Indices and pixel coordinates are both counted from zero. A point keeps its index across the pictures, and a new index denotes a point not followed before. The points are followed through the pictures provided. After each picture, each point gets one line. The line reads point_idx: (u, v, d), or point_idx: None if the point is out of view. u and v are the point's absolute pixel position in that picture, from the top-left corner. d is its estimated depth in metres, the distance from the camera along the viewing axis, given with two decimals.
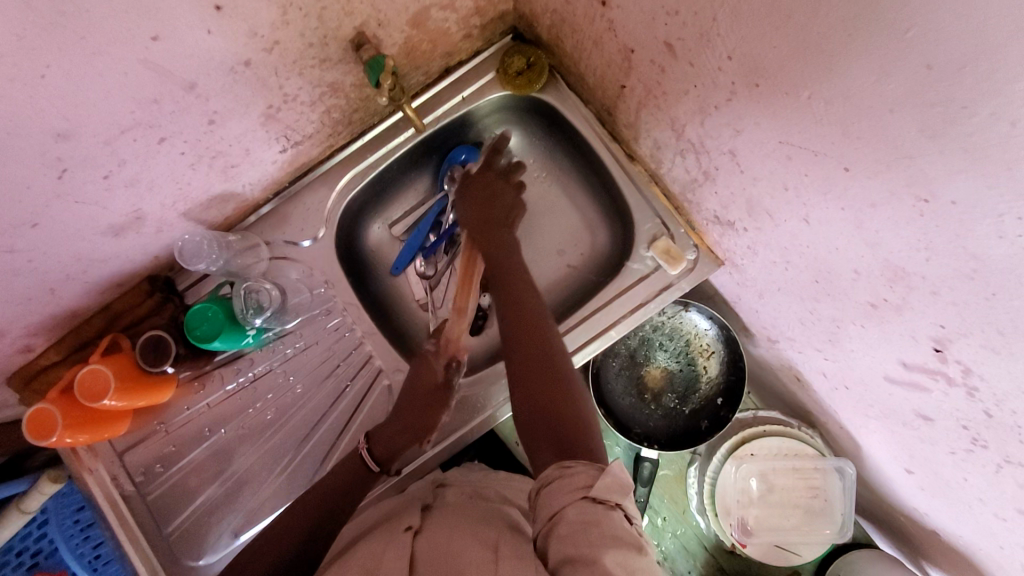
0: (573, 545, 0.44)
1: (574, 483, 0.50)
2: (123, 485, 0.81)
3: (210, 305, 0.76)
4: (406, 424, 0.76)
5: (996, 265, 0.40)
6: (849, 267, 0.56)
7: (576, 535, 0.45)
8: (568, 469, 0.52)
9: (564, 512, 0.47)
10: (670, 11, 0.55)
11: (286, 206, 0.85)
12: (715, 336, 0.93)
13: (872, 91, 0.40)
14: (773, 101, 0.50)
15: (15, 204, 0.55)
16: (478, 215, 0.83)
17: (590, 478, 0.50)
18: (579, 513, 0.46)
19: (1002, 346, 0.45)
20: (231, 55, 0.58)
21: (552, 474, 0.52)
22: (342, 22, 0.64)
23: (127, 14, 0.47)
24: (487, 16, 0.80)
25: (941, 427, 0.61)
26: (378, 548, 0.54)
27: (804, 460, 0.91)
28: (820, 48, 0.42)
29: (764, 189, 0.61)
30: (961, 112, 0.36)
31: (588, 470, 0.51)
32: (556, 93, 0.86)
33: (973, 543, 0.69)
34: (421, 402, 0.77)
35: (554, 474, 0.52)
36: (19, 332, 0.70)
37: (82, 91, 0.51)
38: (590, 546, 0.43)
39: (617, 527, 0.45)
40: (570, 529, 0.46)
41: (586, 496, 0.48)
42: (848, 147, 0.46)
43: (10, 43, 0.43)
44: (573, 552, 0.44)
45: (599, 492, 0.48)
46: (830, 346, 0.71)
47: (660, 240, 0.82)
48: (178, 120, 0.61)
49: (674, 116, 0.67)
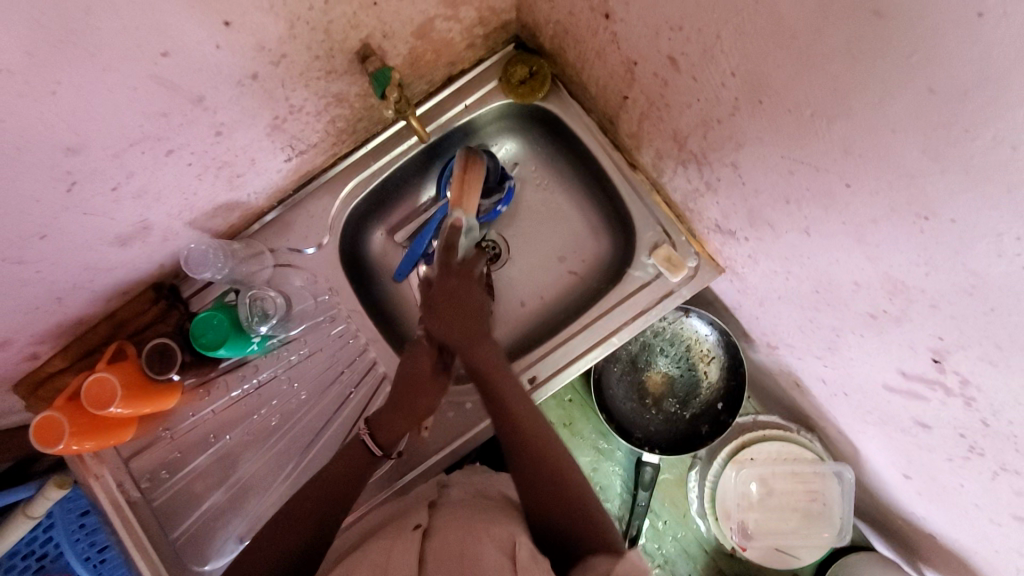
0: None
1: (597, 571, 0.53)
2: (129, 491, 0.82)
3: (215, 313, 0.77)
4: (407, 412, 0.76)
5: (994, 281, 0.41)
6: (849, 278, 0.57)
7: None
8: (591, 562, 0.55)
9: None
10: (674, 26, 0.55)
11: (291, 214, 0.86)
12: (716, 342, 0.94)
13: (875, 110, 0.41)
14: (775, 116, 0.51)
15: (26, 216, 0.56)
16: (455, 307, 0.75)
17: (610, 563, 0.54)
18: None
19: (999, 358, 0.46)
20: (238, 68, 0.59)
21: (578, 570, 0.56)
22: (348, 34, 0.65)
23: (139, 31, 0.48)
24: (490, 26, 0.80)
25: (940, 434, 0.62)
26: (389, 543, 0.56)
27: (802, 465, 0.92)
28: (822, 68, 0.43)
29: (765, 201, 0.62)
30: (961, 134, 0.36)
31: (609, 557, 0.55)
32: (558, 100, 0.86)
33: (970, 548, 0.70)
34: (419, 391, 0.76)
35: (580, 569, 0.55)
36: (26, 340, 0.71)
37: (92, 106, 0.51)
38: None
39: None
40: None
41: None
42: (849, 164, 0.47)
43: (23, 61, 0.43)
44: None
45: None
46: (830, 354, 0.72)
47: (662, 248, 0.82)
48: (186, 133, 0.62)
49: (677, 127, 0.68)
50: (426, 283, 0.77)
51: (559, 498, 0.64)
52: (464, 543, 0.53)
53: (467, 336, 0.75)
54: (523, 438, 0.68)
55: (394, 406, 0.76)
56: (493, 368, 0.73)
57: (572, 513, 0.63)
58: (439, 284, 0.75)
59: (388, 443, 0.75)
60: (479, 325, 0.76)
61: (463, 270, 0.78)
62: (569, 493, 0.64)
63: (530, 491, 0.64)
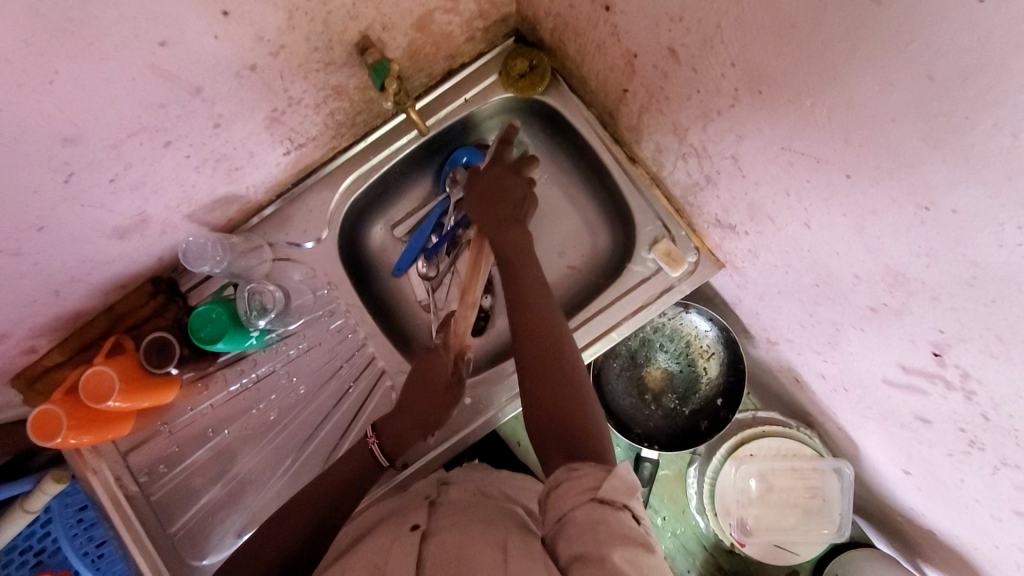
0: (580, 542, 0.47)
1: (582, 485, 0.51)
2: (127, 485, 0.82)
3: (213, 307, 0.77)
4: (417, 418, 0.77)
5: (995, 272, 0.41)
6: (850, 271, 0.57)
7: (585, 535, 0.47)
8: (576, 471, 0.53)
9: (572, 514, 0.49)
10: (674, 17, 0.55)
11: (290, 208, 0.86)
12: (716, 337, 0.93)
13: (875, 101, 0.41)
14: (776, 107, 0.51)
15: (22, 208, 0.56)
16: (490, 201, 0.79)
17: (596, 478, 0.52)
18: (584, 516, 0.48)
19: (1000, 351, 0.46)
20: (237, 60, 0.59)
21: (560, 475, 0.53)
22: (347, 26, 0.65)
23: (136, 21, 0.48)
24: (490, 19, 0.80)
25: (940, 429, 0.61)
26: (386, 546, 0.55)
27: (802, 461, 0.92)
28: (821, 57, 0.43)
29: (766, 194, 0.62)
30: (961, 123, 0.36)
31: (597, 470, 0.53)
32: (558, 94, 0.86)
33: (970, 543, 0.70)
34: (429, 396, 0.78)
35: (563, 475, 0.53)
36: (24, 333, 0.71)
37: (90, 97, 0.51)
38: (597, 543, 0.46)
39: (623, 525, 0.47)
40: (580, 527, 0.48)
41: (594, 496, 0.50)
42: (849, 155, 0.46)
43: (19, 49, 0.43)
44: (580, 548, 0.46)
45: (606, 494, 0.50)
46: (830, 348, 0.71)
47: (661, 243, 0.82)
48: (184, 124, 0.61)
49: (677, 120, 0.68)
50: (471, 172, 0.84)
51: (549, 407, 0.61)
52: (462, 543, 0.52)
53: (493, 224, 0.78)
54: (530, 333, 0.67)
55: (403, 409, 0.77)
56: (518, 255, 0.74)
57: (561, 420, 0.60)
58: (483, 173, 0.82)
59: (393, 447, 0.74)
60: (507, 216, 0.78)
61: (504, 171, 0.82)
62: (569, 403, 0.61)
63: (531, 386, 0.63)
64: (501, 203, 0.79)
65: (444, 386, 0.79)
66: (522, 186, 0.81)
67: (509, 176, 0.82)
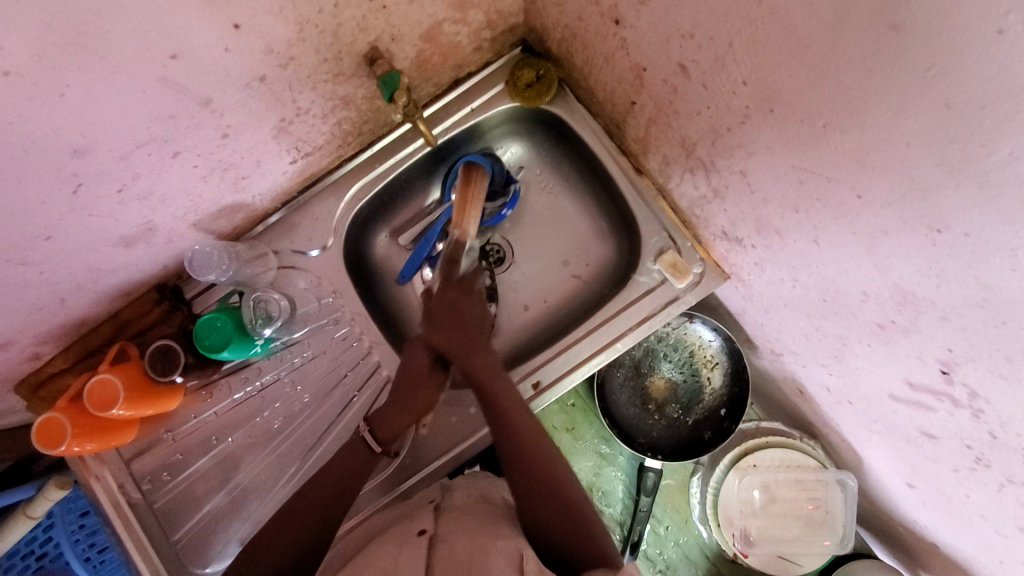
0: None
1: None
2: (130, 492, 0.82)
3: (219, 316, 0.76)
4: (402, 407, 0.77)
5: (1006, 296, 0.41)
6: (858, 288, 0.57)
7: None
8: (588, 573, 0.56)
9: None
10: (685, 33, 0.55)
11: (295, 216, 0.86)
12: (720, 347, 0.93)
13: (888, 123, 0.41)
14: (787, 126, 0.51)
15: (31, 218, 0.55)
16: (455, 328, 0.80)
17: (606, 573, 0.54)
18: None
19: (1009, 372, 0.46)
20: (246, 71, 0.58)
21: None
22: (356, 38, 0.65)
23: (148, 34, 0.48)
24: (498, 30, 0.80)
25: (946, 445, 0.61)
26: (395, 550, 0.56)
27: (805, 473, 0.92)
28: (835, 78, 0.43)
29: (774, 209, 0.62)
30: (977, 149, 0.36)
31: (603, 566, 0.56)
32: (564, 104, 0.86)
33: (973, 557, 0.70)
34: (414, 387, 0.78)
35: (574, 575, 0.56)
36: (28, 340, 0.71)
37: (100, 109, 0.51)
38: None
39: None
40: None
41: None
42: (861, 175, 0.46)
43: (31, 63, 0.43)
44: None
45: None
46: (836, 362, 0.71)
47: (667, 254, 0.82)
48: (193, 135, 0.61)
49: (685, 134, 0.68)
50: (427, 292, 0.84)
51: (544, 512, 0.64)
52: (472, 553, 0.53)
53: (465, 347, 0.79)
54: (512, 446, 0.70)
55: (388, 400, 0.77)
56: (483, 371, 0.76)
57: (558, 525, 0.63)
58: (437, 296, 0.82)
59: (385, 434, 0.75)
60: (471, 338, 0.80)
61: (457, 291, 0.83)
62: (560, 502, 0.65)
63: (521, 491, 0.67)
64: (461, 328, 0.81)
65: (427, 371, 0.79)
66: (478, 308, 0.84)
67: (464, 298, 0.83)
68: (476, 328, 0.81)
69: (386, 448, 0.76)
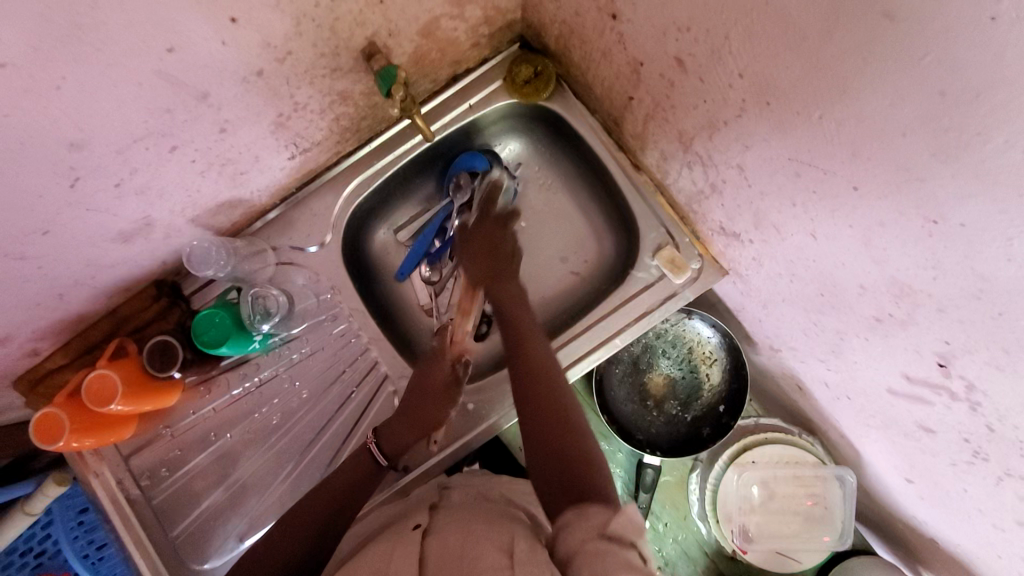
0: (586, 568, 0.46)
1: (591, 522, 0.51)
2: (129, 488, 0.81)
3: (216, 311, 0.77)
4: (413, 420, 0.77)
5: (1001, 286, 0.41)
6: (855, 282, 0.57)
7: (591, 564, 0.46)
8: (584, 511, 0.53)
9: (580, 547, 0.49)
10: (681, 27, 0.55)
11: (294, 212, 0.86)
12: (718, 343, 0.93)
13: (883, 114, 0.41)
14: (783, 118, 0.51)
15: (28, 212, 0.56)
16: (480, 252, 0.79)
17: (604, 517, 0.51)
18: (593, 549, 0.48)
19: (1006, 363, 0.46)
20: (244, 65, 0.59)
21: (569, 516, 0.53)
22: (353, 32, 0.65)
23: (144, 27, 0.48)
24: (495, 26, 0.80)
25: (944, 439, 0.61)
26: (388, 549, 0.56)
27: (804, 469, 0.92)
28: (830, 69, 0.43)
29: (771, 203, 0.62)
30: (972, 138, 0.36)
31: (605, 510, 0.53)
32: (562, 100, 0.86)
33: (972, 552, 0.70)
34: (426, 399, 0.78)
35: (570, 516, 0.53)
36: (27, 336, 0.71)
37: (97, 102, 0.51)
38: (603, 569, 0.45)
39: (632, 558, 0.46)
40: (589, 559, 0.47)
41: (603, 535, 0.49)
42: (856, 166, 0.46)
43: (28, 54, 0.43)
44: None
45: (614, 530, 0.49)
46: (834, 357, 0.71)
47: (665, 250, 0.82)
48: (190, 129, 0.61)
49: (682, 129, 0.68)
50: (461, 224, 0.84)
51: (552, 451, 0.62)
52: (465, 542, 0.54)
53: (489, 273, 0.78)
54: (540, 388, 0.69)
55: (403, 414, 0.77)
56: (510, 297, 0.76)
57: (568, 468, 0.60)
58: (474, 228, 0.81)
59: (393, 448, 0.76)
60: (499, 267, 0.79)
61: (492, 225, 0.82)
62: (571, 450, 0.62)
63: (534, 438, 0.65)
64: (488, 259, 0.79)
65: (441, 387, 0.79)
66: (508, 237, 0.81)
67: (495, 229, 0.82)
68: (506, 262, 0.79)
69: (392, 462, 0.77)
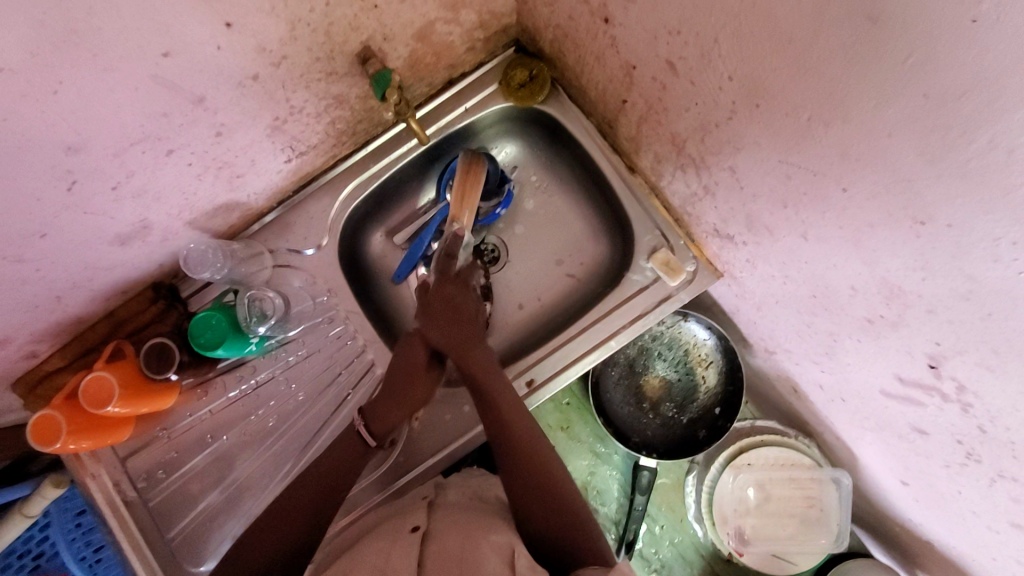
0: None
1: (583, 573, 0.54)
2: (126, 491, 0.82)
3: (213, 313, 0.77)
4: (402, 400, 0.76)
5: (989, 287, 0.41)
6: (846, 284, 0.57)
7: None
8: (576, 567, 0.55)
9: None
10: (672, 30, 0.56)
11: (290, 215, 0.86)
12: (714, 346, 0.94)
13: (869, 116, 0.41)
14: (772, 120, 0.51)
15: (26, 215, 0.56)
16: (452, 337, 0.79)
17: (597, 570, 0.54)
18: None
19: (996, 364, 0.46)
20: (240, 69, 0.59)
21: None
22: (349, 36, 0.65)
23: (140, 32, 0.48)
24: (491, 29, 0.81)
25: (937, 440, 0.61)
26: (387, 546, 0.56)
27: (800, 471, 0.92)
28: (817, 72, 0.43)
29: (763, 205, 0.62)
30: (956, 139, 0.37)
31: (595, 563, 0.55)
32: (558, 104, 0.87)
33: (966, 554, 0.70)
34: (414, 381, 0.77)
35: (565, 567, 0.56)
36: (24, 338, 0.71)
37: (95, 106, 0.51)
38: None
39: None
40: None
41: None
42: (844, 168, 0.47)
43: (25, 59, 0.44)
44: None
45: (608, 574, 0.52)
46: (827, 359, 0.72)
47: (660, 252, 0.82)
48: (187, 132, 0.62)
49: (675, 131, 0.68)
50: (423, 286, 0.83)
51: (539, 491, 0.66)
52: (464, 549, 0.53)
53: (462, 343, 0.79)
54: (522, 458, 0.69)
55: (389, 396, 0.76)
56: (482, 370, 0.76)
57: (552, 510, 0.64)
58: (434, 289, 0.81)
59: (380, 429, 0.75)
60: (471, 335, 0.79)
61: (455, 286, 0.82)
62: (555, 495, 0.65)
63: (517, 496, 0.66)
64: (459, 324, 0.80)
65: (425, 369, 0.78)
66: (474, 303, 0.82)
67: (461, 294, 0.81)
68: (476, 323, 0.81)
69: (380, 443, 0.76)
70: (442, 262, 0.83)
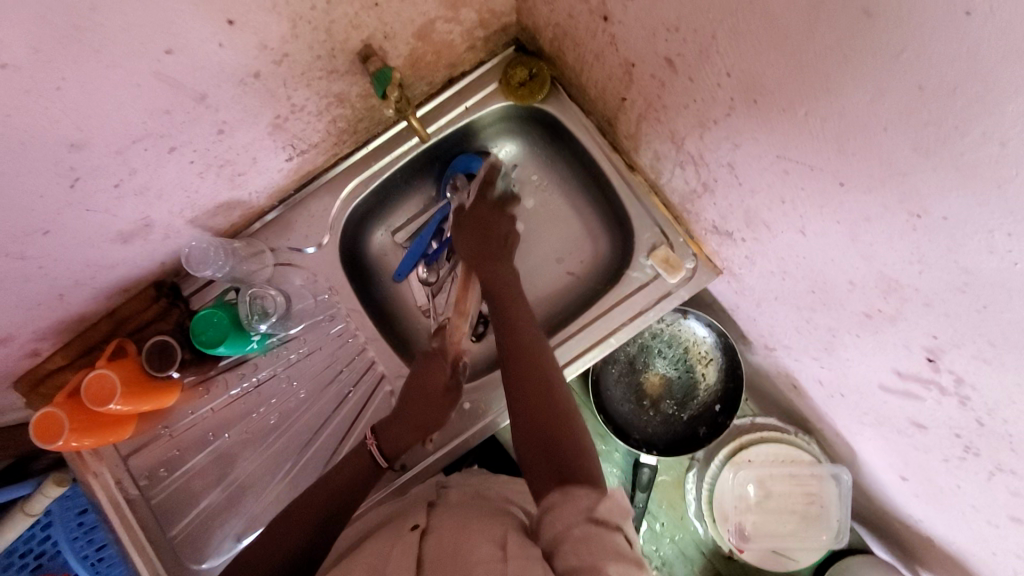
0: (574, 555, 0.48)
1: (577, 505, 0.52)
2: (128, 488, 0.82)
3: (215, 311, 0.77)
4: (415, 423, 0.77)
5: (985, 279, 0.42)
6: (844, 278, 0.58)
7: (579, 550, 0.48)
8: (570, 493, 0.54)
9: (567, 532, 0.50)
10: (670, 27, 0.56)
11: (292, 214, 0.87)
12: (714, 343, 0.94)
13: (865, 110, 0.42)
14: (770, 116, 0.52)
15: (29, 212, 0.56)
16: (473, 245, 0.82)
17: (590, 500, 0.53)
18: (581, 534, 0.49)
19: (992, 356, 0.47)
20: (241, 67, 0.60)
21: (553, 499, 0.54)
22: (349, 35, 0.66)
23: (143, 29, 0.49)
24: (491, 28, 0.81)
25: (935, 434, 0.62)
26: (387, 547, 0.56)
27: (799, 467, 0.92)
28: (814, 67, 0.44)
29: (762, 201, 0.62)
30: (951, 132, 0.37)
31: (590, 492, 0.53)
32: (557, 102, 0.87)
33: (966, 548, 0.70)
34: (429, 403, 0.79)
35: (556, 497, 0.54)
36: (27, 336, 0.72)
37: (98, 103, 0.52)
38: (592, 558, 0.47)
39: (618, 545, 0.49)
40: (575, 544, 0.49)
41: (589, 518, 0.51)
42: (841, 162, 0.47)
43: (29, 56, 0.44)
44: (576, 565, 0.47)
45: (601, 514, 0.51)
46: (826, 355, 0.72)
47: (659, 249, 0.83)
48: (189, 130, 0.62)
49: (673, 128, 0.69)
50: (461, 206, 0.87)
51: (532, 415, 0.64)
52: (459, 541, 0.53)
53: (483, 255, 0.81)
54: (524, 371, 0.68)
55: (402, 416, 0.77)
56: (504, 290, 0.78)
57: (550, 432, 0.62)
58: (472, 207, 0.85)
59: (393, 449, 0.75)
60: (497, 252, 0.82)
61: (489, 210, 0.86)
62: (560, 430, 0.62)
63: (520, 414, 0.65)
64: (483, 237, 0.83)
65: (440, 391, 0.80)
66: (506, 226, 0.85)
67: (493, 216, 0.85)
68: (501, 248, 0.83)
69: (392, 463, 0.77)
70: (479, 188, 0.87)
